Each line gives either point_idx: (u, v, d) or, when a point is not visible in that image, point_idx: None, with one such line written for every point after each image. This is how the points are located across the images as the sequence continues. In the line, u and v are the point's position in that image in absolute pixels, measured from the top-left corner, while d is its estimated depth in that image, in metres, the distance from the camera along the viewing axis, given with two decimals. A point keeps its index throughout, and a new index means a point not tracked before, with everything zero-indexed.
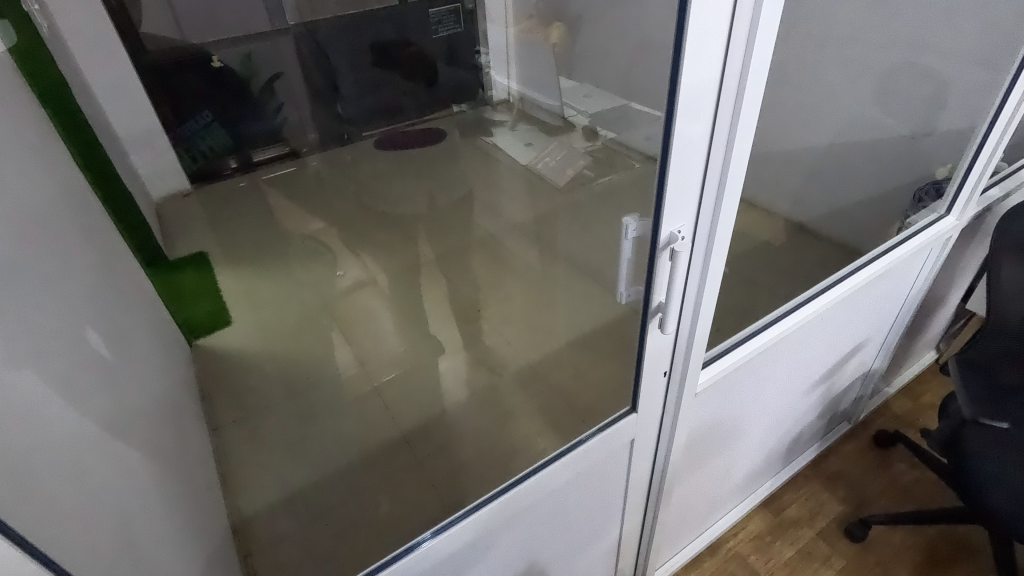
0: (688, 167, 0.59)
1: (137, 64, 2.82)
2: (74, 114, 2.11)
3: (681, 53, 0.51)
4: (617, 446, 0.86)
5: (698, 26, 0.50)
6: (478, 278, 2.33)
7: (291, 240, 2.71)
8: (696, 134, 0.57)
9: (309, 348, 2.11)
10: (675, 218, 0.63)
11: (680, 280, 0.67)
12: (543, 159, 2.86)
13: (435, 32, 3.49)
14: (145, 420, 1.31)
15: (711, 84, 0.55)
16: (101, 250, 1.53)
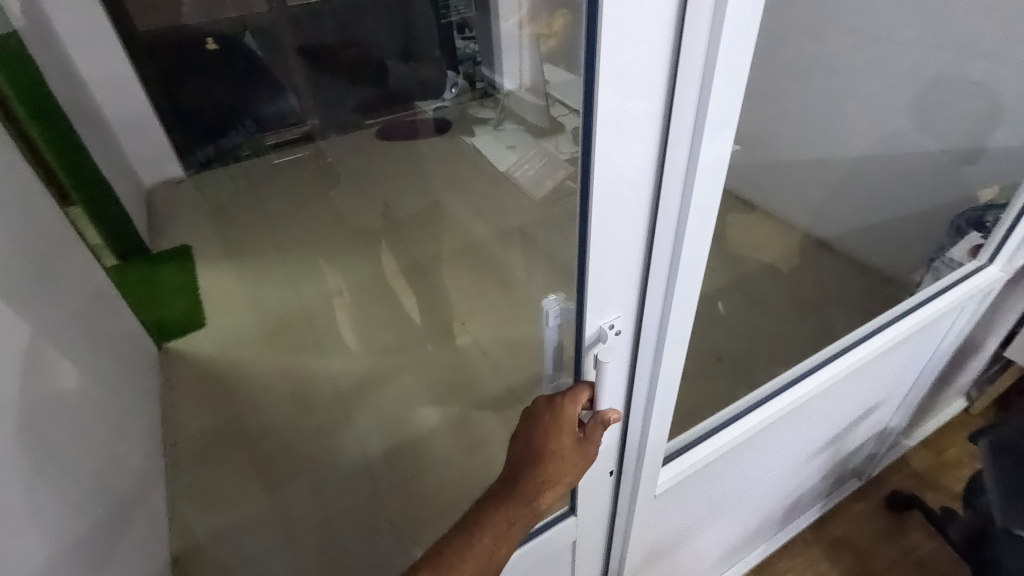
0: (615, 258, 0.51)
1: (128, 46, 2.72)
2: (38, 90, 2.02)
3: (592, 143, 0.43)
4: (556, 548, 0.78)
5: (610, 102, 0.41)
6: (467, 288, 2.18)
7: (276, 234, 2.58)
8: (624, 227, 0.49)
9: (279, 359, 1.99)
10: (601, 311, 0.55)
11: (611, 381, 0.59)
12: (519, 170, 2.03)
13: (444, 15, 3.16)
14: (63, 437, 1.21)
15: (638, 169, 0.46)
16: (38, 250, 1.43)
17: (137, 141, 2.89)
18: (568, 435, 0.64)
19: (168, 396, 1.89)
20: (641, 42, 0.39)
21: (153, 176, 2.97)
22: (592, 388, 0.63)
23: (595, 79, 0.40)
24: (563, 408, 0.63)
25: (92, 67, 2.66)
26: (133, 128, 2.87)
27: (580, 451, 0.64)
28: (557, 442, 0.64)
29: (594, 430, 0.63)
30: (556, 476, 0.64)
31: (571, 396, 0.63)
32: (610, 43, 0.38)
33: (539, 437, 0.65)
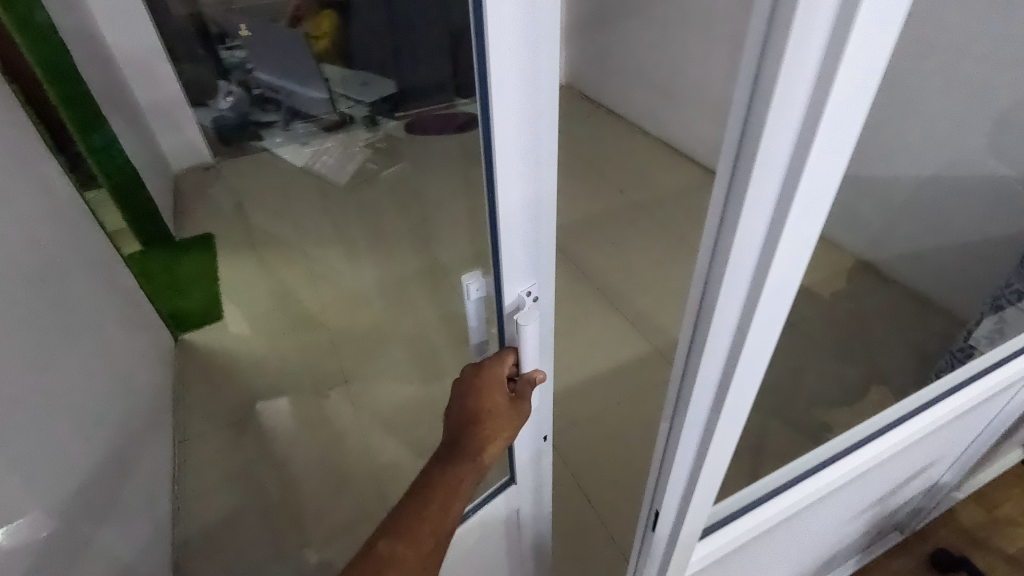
0: (525, 230, 0.62)
1: (161, 26, 2.69)
2: (61, 70, 1.98)
3: (490, 136, 0.53)
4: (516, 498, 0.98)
5: (504, 102, 0.51)
6: None
7: (300, 227, 2.54)
8: (525, 208, 0.60)
9: (293, 361, 1.96)
10: (517, 277, 0.67)
11: (530, 343, 0.70)
12: (319, 158, 3.01)
13: None
14: (41, 448, 1.16)
15: (534, 155, 0.57)
16: (37, 246, 1.38)
17: (166, 127, 2.88)
18: (500, 394, 0.73)
19: (180, 392, 1.88)
20: (515, 54, 0.48)
21: (183, 161, 2.98)
22: (518, 351, 0.73)
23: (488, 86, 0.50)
24: (493, 369, 0.72)
25: (121, 52, 2.64)
26: (162, 114, 2.85)
27: (513, 407, 0.73)
28: (491, 401, 0.72)
29: (524, 386, 0.74)
30: (495, 432, 0.72)
31: (500, 359, 0.73)
32: (496, 62, 0.47)
33: (476, 401, 0.72)
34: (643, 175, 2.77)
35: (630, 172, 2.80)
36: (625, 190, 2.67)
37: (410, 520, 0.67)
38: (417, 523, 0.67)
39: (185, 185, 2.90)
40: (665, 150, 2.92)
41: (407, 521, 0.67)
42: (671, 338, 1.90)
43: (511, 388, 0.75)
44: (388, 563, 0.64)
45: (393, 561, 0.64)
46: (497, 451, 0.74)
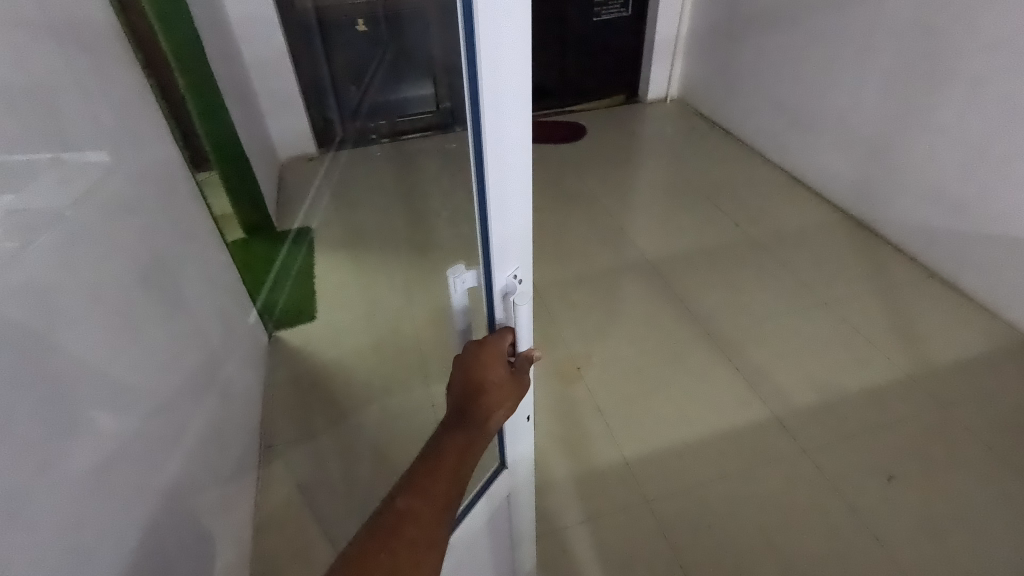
0: (512, 219, 0.72)
1: (285, 19, 2.77)
2: (194, 51, 2.04)
3: (481, 133, 0.63)
4: (510, 482, 1.05)
5: (492, 106, 0.61)
6: (589, 327, 1.98)
7: (398, 229, 2.50)
8: (512, 198, 0.70)
9: (381, 369, 1.91)
10: (507, 261, 0.77)
11: (523, 320, 0.79)
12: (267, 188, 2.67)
13: (597, 14, 3.24)
14: (159, 439, 1.15)
15: (519, 148, 0.66)
16: (165, 233, 1.38)
17: (278, 118, 2.95)
18: (501, 366, 0.80)
19: (271, 393, 1.86)
20: (503, 65, 0.59)
21: (289, 152, 3.04)
22: (514, 330, 0.81)
23: (478, 93, 0.60)
24: (494, 344, 0.80)
25: (246, 42, 2.72)
26: (275, 105, 2.91)
27: (513, 379, 0.81)
28: (494, 373, 0.79)
29: (522, 363, 0.82)
30: (498, 401, 0.78)
31: (499, 335, 0.80)
32: (487, 66, 0.58)
33: (479, 374, 0.78)
34: (762, 208, 2.52)
35: (747, 202, 2.56)
36: (741, 223, 2.44)
37: (423, 478, 0.71)
38: (433, 481, 0.70)
39: (287, 173, 2.96)
40: (788, 182, 2.66)
41: (419, 480, 0.71)
42: (796, 407, 1.68)
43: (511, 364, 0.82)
44: (409, 515, 0.67)
45: (411, 514, 0.67)
46: (498, 421, 0.79)
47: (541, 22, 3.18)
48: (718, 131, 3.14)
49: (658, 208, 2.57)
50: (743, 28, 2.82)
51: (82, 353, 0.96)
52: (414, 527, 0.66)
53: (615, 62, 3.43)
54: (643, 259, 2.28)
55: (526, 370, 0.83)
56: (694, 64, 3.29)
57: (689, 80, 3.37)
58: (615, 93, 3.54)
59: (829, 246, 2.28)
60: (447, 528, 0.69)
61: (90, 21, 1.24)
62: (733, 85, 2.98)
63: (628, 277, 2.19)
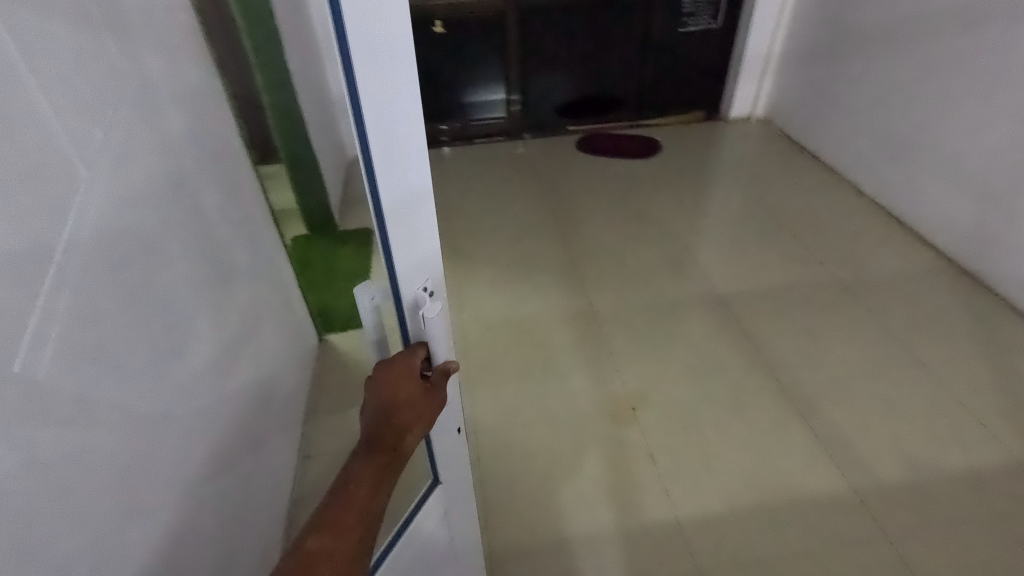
0: (414, 230, 0.70)
1: None
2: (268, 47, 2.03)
3: (362, 139, 0.59)
4: (448, 501, 1.00)
5: (371, 113, 0.58)
6: (649, 362, 1.85)
7: (456, 237, 2.44)
8: (406, 208, 0.66)
9: None
10: (418, 274, 0.74)
11: (436, 331, 0.75)
12: None
13: (683, 25, 3.06)
14: (219, 428, 1.16)
15: (412, 155, 0.63)
16: (228, 235, 1.37)
17: None
18: (414, 385, 0.75)
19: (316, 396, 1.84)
20: (385, 69, 0.56)
21: None
22: (428, 344, 0.77)
23: (359, 97, 0.56)
24: (404, 362, 0.75)
25: None
26: None
27: (428, 396, 0.76)
28: (405, 393, 0.74)
29: (438, 377, 0.77)
30: (410, 421, 0.75)
31: (411, 352, 0.76)
32: (361, 68, 0.54)
33: (386, 397, 0.74)
34: (853, 248, 2.30)
35: (835, 240, 2.35)
36: (828, 263, 2.24)
37: (333, 513, 0.69)
38: (343, 515, 0.68)
39: None
40: (884, 221, 2.43)
41: (328, 516, 0.68)
42: (879, 481, 1.50)
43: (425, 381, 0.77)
44: (318, 555, 0.65)
45: (320, 554, 0.65)
46: (415, 439, 0.76)
47: (623, 31, 3.04)
48: (808, 157, 2.91)
49: (735, 238, 2.40)
50: (847, 48, 2.59)
51: (160, 342, 0.98)
52: (326, 566, 0.64)
53: (698, 76, 3.25)
54: (715, 292, 2.12)
55: (445, 384, 0.79)
56: (785, 83, 3.06)
57: (778, 100, 3.15)
58: (695, 109, 3.36)
59: (930, 298, 2.04)
60: (363, 558, 0.69)
61: (168, 20, 1.22)
62: (830, 109, 2.74)
63: (698, 311, 2.04)
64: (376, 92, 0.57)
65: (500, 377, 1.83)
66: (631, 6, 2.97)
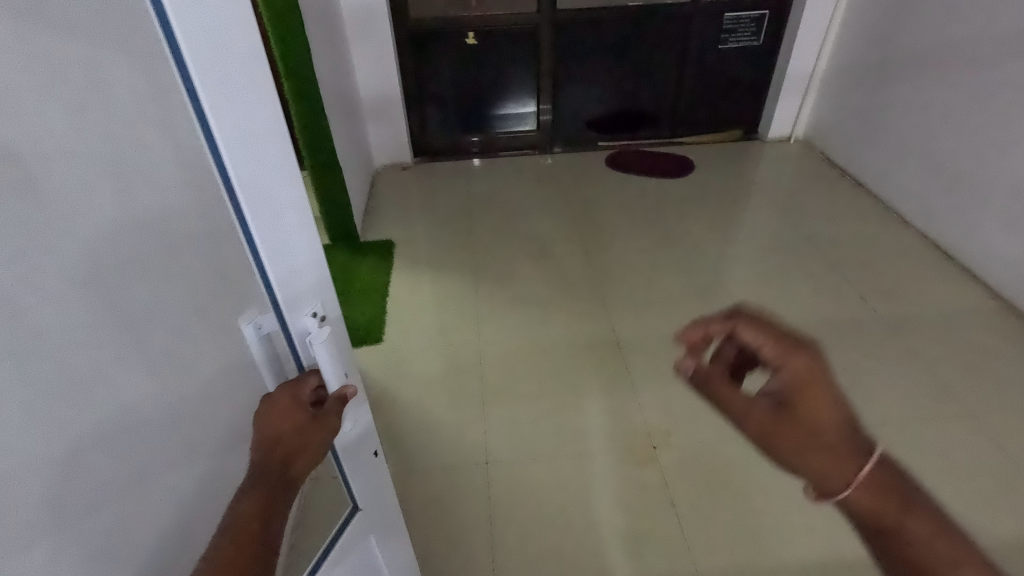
0: (292, 240, 0.61)
1: (399, 30, 2.75)
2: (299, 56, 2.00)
3: (216, 147, 0.51)
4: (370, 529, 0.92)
5: (221, 114, 0.49)
6: (674, 396, 1.76)
7: (479, 252, 2.39)
8: (278, 221, 0.58)
9: (441, 406, 1.76)
10: (301, 297, 0.64)
11: (323, 356, 0.64)
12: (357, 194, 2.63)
13: (724, 42, 2.96)
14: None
15: (271, 158, 0.56)
16: None
17: (377, 125, 2.94)
18: (298, 415, 0.64)
19: None
20: (229, 56, 0.48)
21: (385, 158, 3.04)
22: (318, 371, 0.67)
23: (199, 96, 0.47)
24: (289, 392, 0.64)
25: (358, 49, 2.70)
26: (377, 111, 2.89)
27: (316, 426, 0.65)
28: (286, 423, 0.63)
29: (330, 405, 0.66)
30: (293, 453, 0.63)
31: (300, 379, 0.66)
32: (200, 58, 0.46)
33: (267, 429, 0.62)
34: (897, 283, 2.17)
35: (877, 273, 2.23)
36: (869, 297, 2.12)
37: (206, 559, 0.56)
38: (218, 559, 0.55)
39: (379, 180, 2.96)
40: (932, 255, 2.29)
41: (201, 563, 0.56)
42: None
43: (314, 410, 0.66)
44: None
45: None
46: (300, 469, 0.64)
47: (661, 47, 2.95)
48: (850, 182, 2.78)
49: (770, 265, 2.29)
50: (899, 71, 2.46)
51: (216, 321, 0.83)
52: None
53: (736, 94, 3.14)
54: None
55: (340, 412, 0.67)
56: (828, 104, 2.94)
57: (820, 121, 3.02)
58: (732, 127, 3.25)
59: (981, 341, 1.91)
60: None
61: None
62: (877, 134, 2.61)
63: None
64: (222, 83, 0.48)
65: (516, 403, 1.76)
66: (670, 21, 2.88)
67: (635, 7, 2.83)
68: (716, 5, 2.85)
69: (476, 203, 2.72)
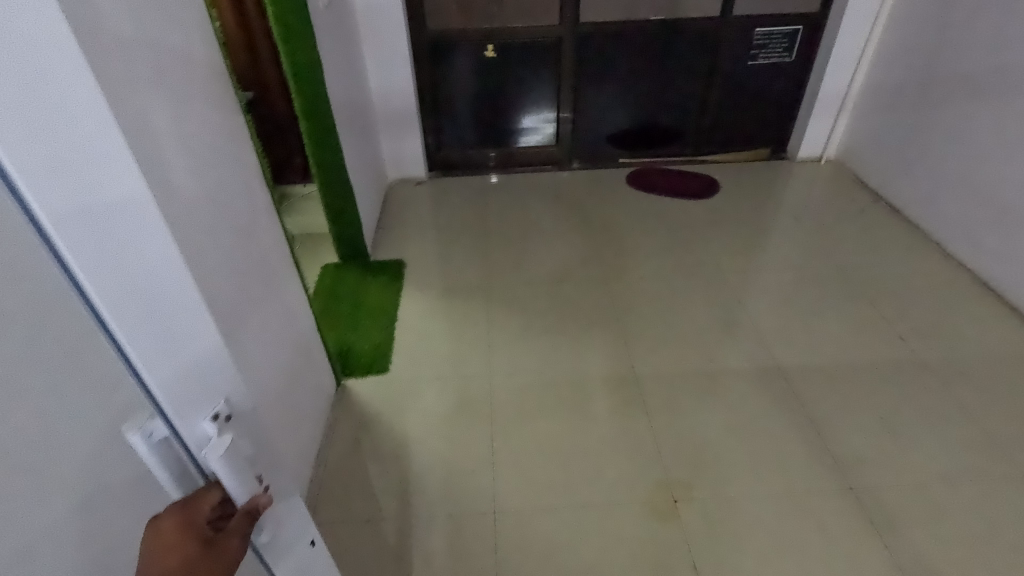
0: (177, 338, 0.56)
1: (416, 42, 2.68)
2: (311, 71, 1.90)
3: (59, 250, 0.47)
4: None
5: (59, 218, 0.46)
6: (696, 442, 1.65)
7: (492, 275, 2.29)
8: (157, 323, 0.54)
9: (448, 445, 1.67)
10: (193, 399, 0.59)
11: (224, 472, 0.58)
12: (369, 209, 2.55)
13: (754, 58, 2.83)
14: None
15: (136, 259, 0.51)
16: (250, 285, 1.27)
17: (392, 139, 2.86)
18: (189, 543, 0.57)
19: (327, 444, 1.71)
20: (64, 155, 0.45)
21: (399, 172, 2.97)
22: (220, 483, 0.60)
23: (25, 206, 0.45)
24: (180, 519, 0.57)
25: (373, 61, 2.62)
26: (392, 124, 2.81)
27: (212, 554, 0.58)
28: (172, 559, 0.56)
29: (232, 527, 0.58)
30: None
31: (196, 499, 0.58)
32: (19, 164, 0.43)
33: (150, 567, 0.55)
34: (938, 322, 2.03)
35: (917, 309, 2.09)
36: (909, 337, 1.97)
37: None
38: None
39: (393, 195, 2.88)
40: (976, 292, 2.15)
41: None
42: None
43: (213, 533, 0.58)
44: None
45: None
46: None
47: (687, 62, 2.83)
48: (885, 208, 2.65)
49: (800, 297, 2.16)
50: (945, 93, 2.32)
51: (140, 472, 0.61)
52: None
53: (766, 112, 3.01)
54: (774, 364, 1.89)
55: (245, 533, 0.60)
56: (863, 125, 2.80)
57: (853, 142, 2.88)
58: (759, 146, 3.12)
59: None
60: None
61: (205, 56, 1.13)
62: (917, 159, 2.47)
63: (755, 385, 1.82)
64: (58, 179, 0.45)
65: (528, 444, 1.66)
66: (698, 35, 2.76)
67: (661, 21, 2.72)
68: (746, 20, 2.73)
69: (491, 221, 2.63)
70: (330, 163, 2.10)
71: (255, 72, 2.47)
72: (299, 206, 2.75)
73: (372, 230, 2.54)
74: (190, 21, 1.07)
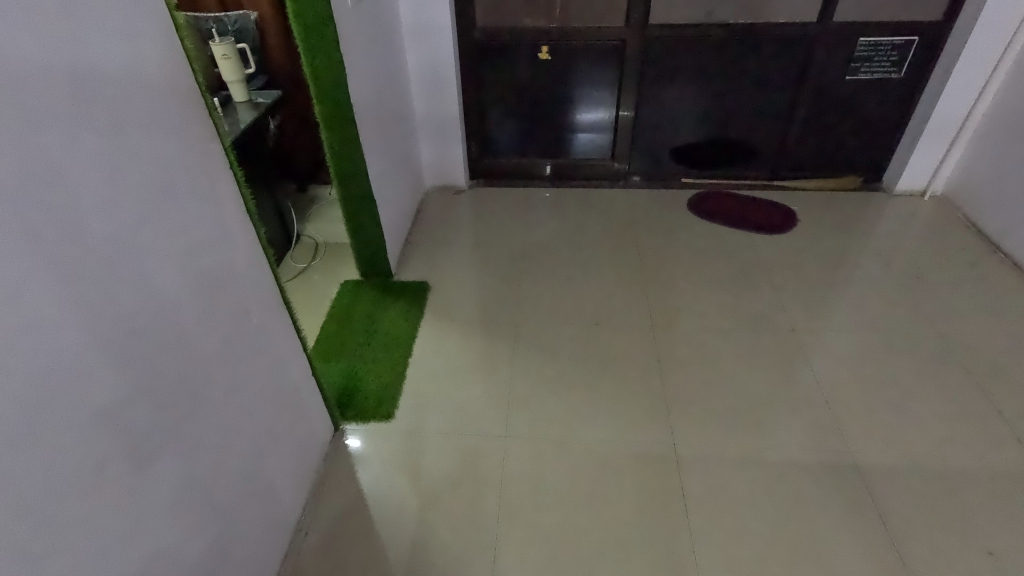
0: None
1: (463, 40, 2.43)
2: (332, 73, 1.68)
3: None
4: None
5: None
6: (743, 555, 1.36)
7: (524, 311, 2.04)
8: None
9: (447, 520, 1.45)
10: None
11: None
12: (400, 221, 2.35)
13: (853, 72, 2.41)
14: (120, 556, 0.88)
15: None
16: (214, 339, 1.08)
17: (431, 145, 2.64)
18: None
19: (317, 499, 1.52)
20: None
21: (439, 180, 2.75)
22: None
23: None
24: None
25: (415, 61, 2.40)
26: (432, 129, 2.59)
27: None
28: None
29: None
30: None
31: None
32: None
33: None
34: None
35: None
36: None
37: None
38: None
39: (428, 204, 2.67)
40: None
41: None
42: None
43: None
44: None
45: None
46: None
47: (771, 74, 2.45)
48: (1004, 262, 2.20)
49: (890, 371, 1.79)
50: None
51: None
52: None
53: (862, 135, 2.58)
54: (850, 459, 1.55)
55: None
56: (985, 160, 2.34)
57: (969, 177, 2.42)
58: (850, 174, 2.70)
59: None
60: None
61: (165, 71, 0.91)
62: None
63: (824, 488, 1.48)
64: None
65: (539, 528, 1.43)
66: (788, 44, 2.37)
67: (744, 26, 2.34)
68: (849, 27, 2.31)
69: (531, 244, 2.37)
70: (351, 174, 1.89)
71: (290, 66, 2.30)
72: (328, 212, 2.58)
73: (400, 245, 2.34)
74: (142, 33, 0.86)
